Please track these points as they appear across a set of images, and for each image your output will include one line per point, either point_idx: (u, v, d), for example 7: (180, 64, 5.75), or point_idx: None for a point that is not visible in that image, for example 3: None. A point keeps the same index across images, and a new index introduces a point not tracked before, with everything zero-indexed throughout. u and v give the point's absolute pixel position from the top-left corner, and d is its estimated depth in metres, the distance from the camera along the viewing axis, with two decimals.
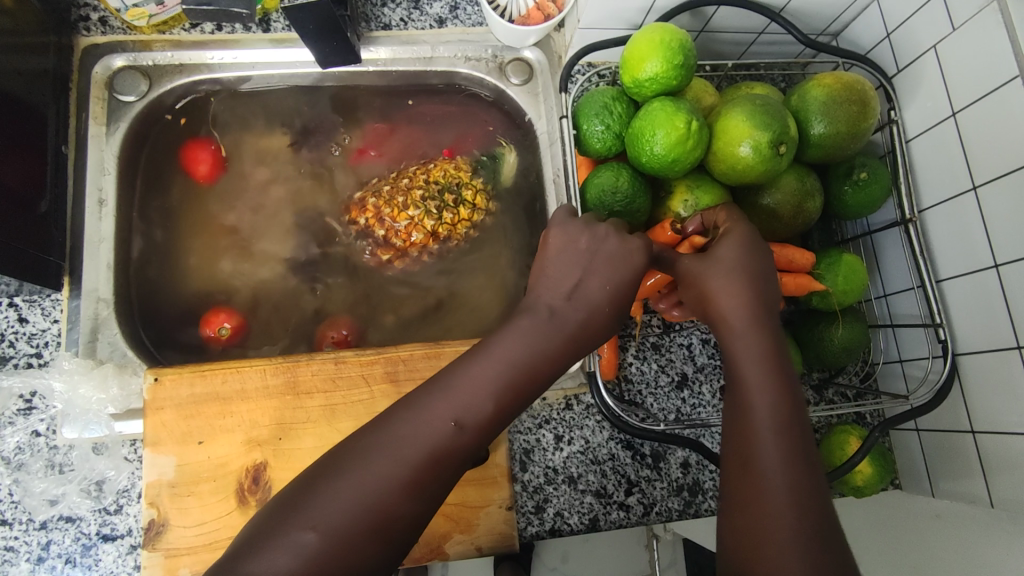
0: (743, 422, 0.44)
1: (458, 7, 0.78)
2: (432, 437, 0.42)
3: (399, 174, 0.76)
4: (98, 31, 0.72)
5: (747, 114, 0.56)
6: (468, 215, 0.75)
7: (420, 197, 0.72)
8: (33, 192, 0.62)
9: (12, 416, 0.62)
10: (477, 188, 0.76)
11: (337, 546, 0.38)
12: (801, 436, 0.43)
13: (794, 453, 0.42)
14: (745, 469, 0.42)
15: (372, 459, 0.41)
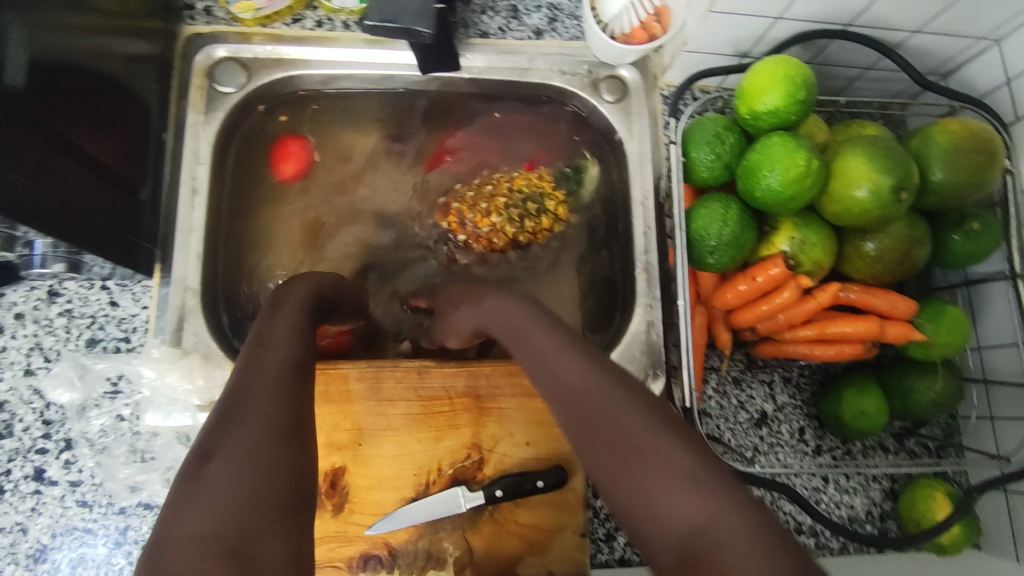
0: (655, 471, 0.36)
1: (558, 19, 0.77)
2: (274, 370, 0.43)
3: (482, 180, 0.76)
4: (202, 21, 0.72)
5: (870, 157, 0.54)
6: (550, 225, 0.75)
7: (504, 205, 0.73)
8: (136, 178, 0.62)
9: (99, 399, 0.62)
10: (560, 200, 0.75)
11: (274, 465, 0.36)
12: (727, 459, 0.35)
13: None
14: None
15: (256, 392, 0.40)
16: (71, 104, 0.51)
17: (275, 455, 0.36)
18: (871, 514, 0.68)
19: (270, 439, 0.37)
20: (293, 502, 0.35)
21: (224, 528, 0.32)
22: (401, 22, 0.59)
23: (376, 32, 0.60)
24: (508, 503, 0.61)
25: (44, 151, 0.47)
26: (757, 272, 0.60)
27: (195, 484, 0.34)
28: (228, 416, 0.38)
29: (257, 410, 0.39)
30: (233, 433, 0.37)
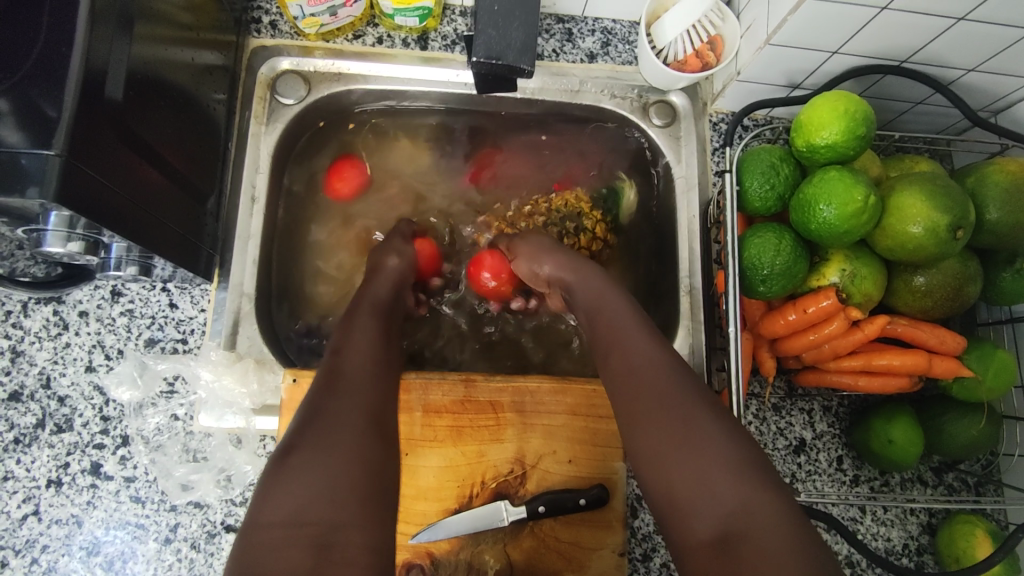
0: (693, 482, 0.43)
1: (610, 44, 0.78)
2: (351, 372, 0.49)
3: (524, 202, 0.79)
4: (268, 34, 0.75)
5: (927, 195, 0.55)
6: (588, 244, 0.74)
7: (540, 220, 0.74)
8: (203, 186, 0.64)
9: (155, 398, 0.64)
10: (598, 219, 0.75)
11: (356, 464, 0.42)
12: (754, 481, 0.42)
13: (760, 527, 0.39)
14: (679, 507, 0.43)
15: (338, 399, 0.46)
16: (155, 114, 0.54)
17: (358, 454, 0.42)
18: (908, 547, 0.68)
19: (351, 442, 0.43)
20: (368, 496, 0.41)
21: (310, 515, 0.38)
22: (507, 59, 0.64)
23: (481, 67, 0.65)
24: (549, 519, 0.62)
25: (132, 159, 0.50)
26: (807, 302, 0.61)
27: (285, 478, 0.40)
28: (312, 418, 0.44)
29: (338, 417, 0.44)
30: (320, 435, 0.43)
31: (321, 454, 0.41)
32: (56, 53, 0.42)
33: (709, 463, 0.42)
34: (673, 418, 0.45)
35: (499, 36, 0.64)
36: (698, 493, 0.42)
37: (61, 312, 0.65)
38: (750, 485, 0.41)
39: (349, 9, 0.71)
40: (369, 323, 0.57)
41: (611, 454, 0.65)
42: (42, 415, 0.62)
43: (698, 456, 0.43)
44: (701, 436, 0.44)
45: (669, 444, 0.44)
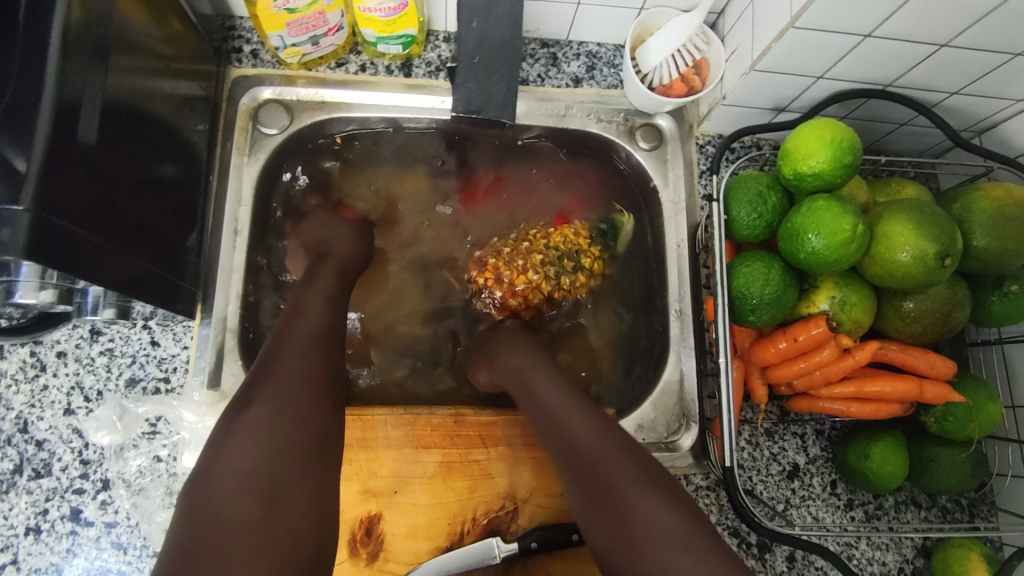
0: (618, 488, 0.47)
1: (595, 68, 0.78)
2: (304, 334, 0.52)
3: (517, 235, 0.73)
4: (249, 63, 0.74)
5: (915, 223, 0.55)
6: (586, 281, 0.72)
7: (540, 263, 0.69)
8: (184, 223, 0.63)
9: (137, 439, 0.62)
10: (594, 255, 0.72)
11: (300, 435, 0.45)
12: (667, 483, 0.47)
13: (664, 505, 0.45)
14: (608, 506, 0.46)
15: (286, 365, 0.48)
16: (133, 153, 0.53)
17: (306, 431, 0.45)
18: (903, 572, 0.67)
19: (299, 415, 0.46)
20: (310, 455, 0.44)
21: (253, 471, 0.42)
22: (486, 112, 0.66)
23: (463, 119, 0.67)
24: (542, 555, 0.61)
25: (106, 200, 0.49)
26: (798, 331, 0.61)
27: (235, 432, 0.43)
28: (259, 381, 0.47)
29: (289, 389, 0.47)
30: (267, 400, 0.45)
31: (272, 423, 0.44)
32: (26, 101, 0.41)
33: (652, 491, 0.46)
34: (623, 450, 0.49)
35: (480, 89, 0.66)
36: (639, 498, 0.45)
37: (38, 353, 0.63)
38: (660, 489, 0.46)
39: (331, 37, 0.70)
40: (325, 288, 0.59)
41: None
42: (20, 460, 0.60)
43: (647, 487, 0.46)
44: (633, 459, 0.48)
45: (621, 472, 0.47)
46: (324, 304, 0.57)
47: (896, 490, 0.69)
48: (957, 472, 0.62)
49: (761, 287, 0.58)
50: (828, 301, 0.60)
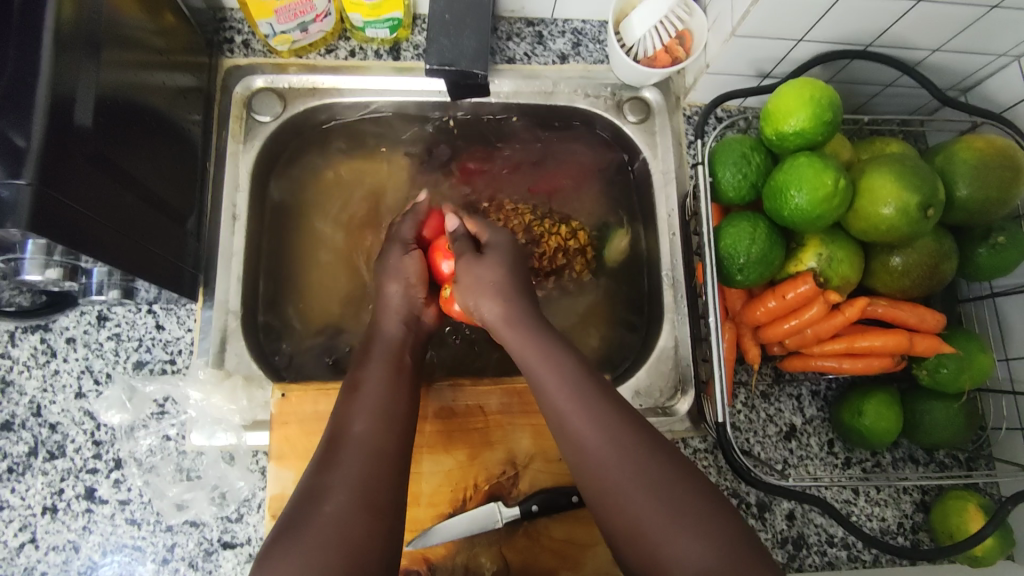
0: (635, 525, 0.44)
1: (581, 44, 0.79)
2: (360, 438, 0.50)
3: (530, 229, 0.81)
4: (241, 54, 0.75)
5: (896, 176, 0.56)
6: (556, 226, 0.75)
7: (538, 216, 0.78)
8: (184, 207, 0.65)
9: (146, 419, 0.64)
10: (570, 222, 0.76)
11: (344, 542, 0.43)
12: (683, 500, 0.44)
13: (686, 542, 0.42)
14: (639, 551, 0.44)
15: (337, 473, 0.47)
16: (131, 137, 0.55)
17: (354, 537, 0.44)
18: (903, 526, 0.68)
19: (342, 523, 0.44)
20: (347, 573, 0.42)
21: None
22: (460, 65, 0.65)
23: (434, 74, 0.65)
24: (543, 518, 0.62)
25: (105, 182, 0.50)
26: (787, 289, 0.62)
27: (271, 561, 0.42)
28: (312, 495, 0.46)
29: (336, 493, 0.46)
30: (312, 515, 0.45)
31: (316, 536, 0.43)
32: (23, 84, 0.43)
33: (673, 525, 0.43)
34: (623, 480, 0.45)
35: (452, 45, 0.65)
36: (665, 537, 0.43)
37: (48, 339, 0.65)
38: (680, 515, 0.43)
39: (320, 24, 0.71)
40: (385, 371, 0.57)
41: None
42: (34, 443, 0.62)
43: (668, 529, 0.43)
44: (638, 483, 0.45)
45: (627, 504, 0.45)
46: (382, 388, 0.55)
47: (893, 447, 0.70)
48: (950, 424, 0.63)
49: (749, 245, 0.59)
50: (816, 258, 0.60)
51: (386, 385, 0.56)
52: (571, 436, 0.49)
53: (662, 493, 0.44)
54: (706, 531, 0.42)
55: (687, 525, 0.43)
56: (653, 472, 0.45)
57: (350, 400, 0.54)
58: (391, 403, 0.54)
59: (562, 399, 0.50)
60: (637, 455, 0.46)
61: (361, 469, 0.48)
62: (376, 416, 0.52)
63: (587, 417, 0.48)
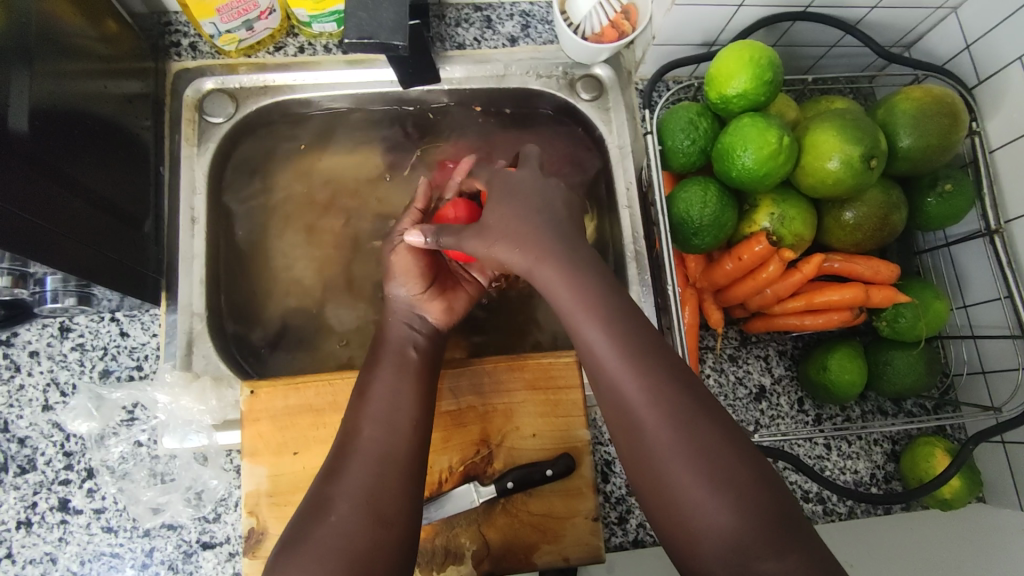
0: (661, 486, 0.44)
1: (530, 26, 0.79)
2: (369, 449, 0.50)
3: None
4: (189, 56, 0.75)
5: (839, 130, 0.56)
6: None
7: None
8: (138, 212, 0.65)
9: (116, 427, 0.64)
10: None
11: (346, 551, 0.44)
12: (719, 453, 0.43)
13: (716, 501, 0.42)
14: (669, 516, 0.44)
15: (340, 483, 0.48)
16: (73, 144, 0.54)
17: (356, 549, 0.44)
18: (875, 477, 0.69)
19: (347, 535, 0.45)
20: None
21: None
22: (379, 38, 0.57)
23: (353, 49, 0.58)
24: (520, 494, 0.63)
25: (49, 188, 0.50)
26: (743, 251, 0.62)
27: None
28: (318, 509, 0.47)
29: (339, 507, 0.47)
30: (316, 526, 0.46)
31: (317, 549, 0.44)
32: None
33: (715, 495, 0.42)
34: (670, 444, 0.43)
35: (370, 17, 0.58)
36: (698, 501, 0.42)
37: (11, 354, 0.65)
38: (715, 472, 0.42)
39: (265, 21, 0.71)
40: (393, 372, 0.56)
41: (576, 424, 0.66)
42: (4, 458, 0.62)
43: (699, 490, 0.42)
44: (677, 448, 0.43)
45: (666, 471, 0.43)
46: (392, 395, 0.54)
47: (861, 400, 0.71)
48: (913, 372, 0.63)
49: (706, 209, 0.60)
50: (769, 218, 0.61)
51: (391, 390, 0.55)
52: (614, 391, 0.46)
53: (708, 460, 0.43)
54: (737, 494, 0.42)
55: (723, 489, 0.42)
56: (696, 434, 0.43)
57: (360, 407, 0.54)
58: (396, 408, 0.53)
59: (611, 361, 0.46)
60: (681, 424, 0.44)
61: (364, 481, 0.48)
62: (387, 423, 0.52)
63: (638, 374, 0.45)
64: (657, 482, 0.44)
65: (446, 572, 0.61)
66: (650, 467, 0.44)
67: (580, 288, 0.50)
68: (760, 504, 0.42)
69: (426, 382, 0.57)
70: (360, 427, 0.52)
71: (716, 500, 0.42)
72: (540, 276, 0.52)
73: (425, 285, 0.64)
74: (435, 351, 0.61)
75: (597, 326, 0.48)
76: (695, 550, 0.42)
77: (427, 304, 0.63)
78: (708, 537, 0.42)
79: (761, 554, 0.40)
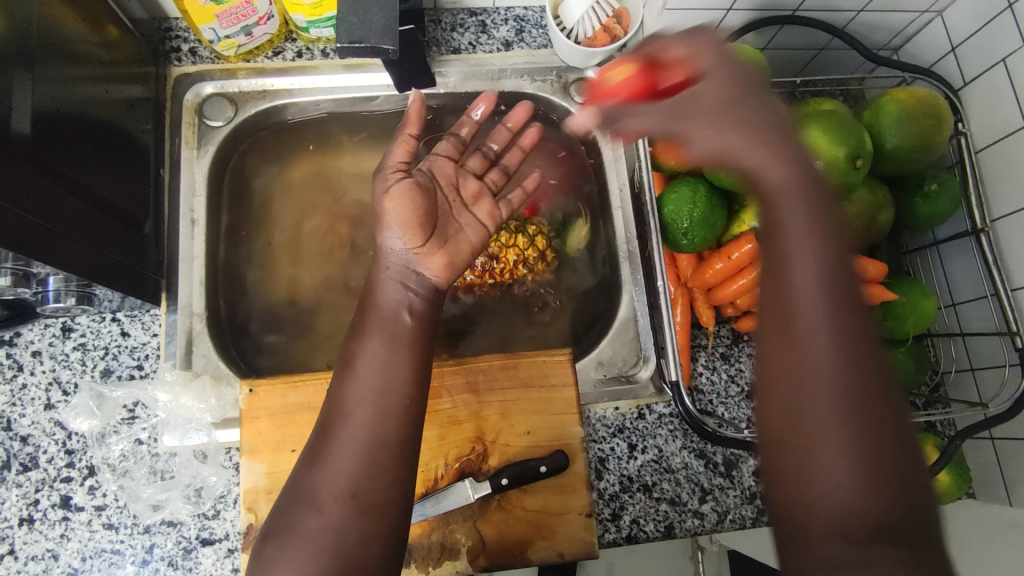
0: (787, 433, 0.37)
1: (524, 30, 0.80)
2: (355, 435, 0.50)
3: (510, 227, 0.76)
4: (189, 61, 0.76)
5: (825, 131, 0.58)
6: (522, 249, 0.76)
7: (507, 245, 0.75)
8: (139, 214, 0.66)
9: (117, 425, 0.65)
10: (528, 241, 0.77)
11: (335, 543, 0.46)
12: (866, 415, 0.35)
13: (849, 461, 0.35)
14: (787, 470, 0.36)
15: (325, 472, 0.49)
16: (74, 148, 0.56)
17: (346, 543, 0.46)
18: None
19: (335, 529, 0.46)
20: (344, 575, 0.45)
21: None
22: (369, 42, 0.56)
23: (345, 52, 0.58)
24: (514, 490, 0.64)
25: (51, 191, 0.52)
26: (731, 250, 0.64)
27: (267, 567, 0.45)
28: (305, 499, 0.48)
29: (325, 501, 0.47)
30: (303, 519, 0.47)
31: (306, 543, 0.46)
32: None
33: (851, 455, 0.35)
34: (814, 392, 0.36)
35: (361, 21, 0.57)
36: (825, 456, 0.35)
37: (14, 354, 0.66)
38: (852, 428, 0.35)
39: (264, 27, 0.73)
40: (380, 344, 0.55)
41: (569, 422, 0.67)
42: (7, 456, 0.63)
43: (833, 444, 0.35)
44: (810, 403, 0.36)
45: (803, 421, 0.36)
46: (379, 371, 0.53)
47: None
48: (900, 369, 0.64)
49: (693, 206, 0.61)
50: None
51: (383, 364, 0.54)
52: (782, 323, 0.38)
53: (851, 418, 0.35)
54: (867, 465, 0.35)
55: (860, 459, 0.35)
56: (847, 386, 0.36)
57: (344, 387, 0.53)
58: (383, 387, 0.52)
59: (808, 287, 0.38)
60: (835, 373, 0.36)
61: (354, 470, 0.48)
62: (374, 407, 0.51)
63: (842, 308, 0.37)
64: (788, 430, 0.37)
65: (442, 568, 0.62)
66: (783, 411, 0.37)
67: (822, 201, 0.39)
68: (887, 479, 0.34)
69: (415, 354, 0.55)
70: (344, 409, 0.51)
71: (838, 465, 0.35)
72: (774, 182, 0.40)
73: (423, 240, 0.61)
74: (433, 312, 0.60)
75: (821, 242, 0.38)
76: (804, 521, 0.35)
77: (427, 259, 0.61)
78: (828, 500, 0.35)
79: (883, 535, 0.34)
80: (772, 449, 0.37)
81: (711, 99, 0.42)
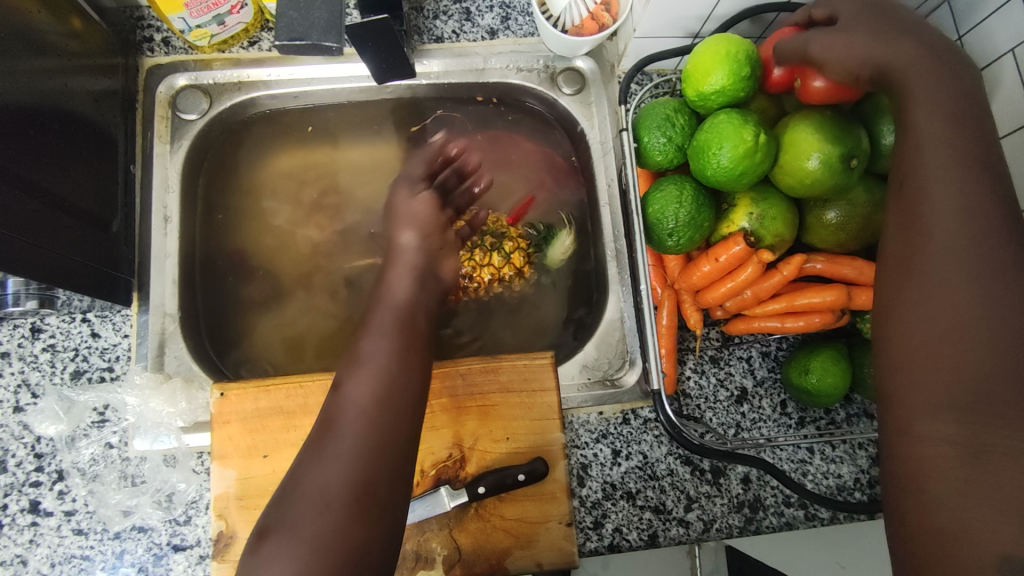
0: (904, 360, 0.42)
1: (510, 17, 0.77)
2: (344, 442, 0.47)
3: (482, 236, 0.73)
4: (162, 52, 0.73)
5: (817, 127, 0.55)
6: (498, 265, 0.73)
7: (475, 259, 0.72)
8: (106, 212, 0.64)
9: (87, 429, 0.64)
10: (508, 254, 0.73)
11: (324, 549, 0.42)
12: (984, 327, 0.39)
13: (963, 372, 0.39)
14: (901, 394, 0.42)
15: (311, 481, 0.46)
16: (31, 146, 0.53)
17: (334, 548, 0.42)
18: (860, 481, 0.66)
19: (323, 535, 0.43)
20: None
21: None
22: (309, 38, 0.58)
23: (288, 50, 0.59)
24: (491, 498, 0.62)
25: (7, 191, 0.50)
26: (721, 254, 0.61)
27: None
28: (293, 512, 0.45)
29: (314, 507, 0.44)
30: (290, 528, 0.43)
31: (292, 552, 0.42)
32: None
33: (962, 365, 0.39)
34: (944, 312, 0.41)
35: (301, 16, 0.58)
36: (929, 373, 0.40)
37: None
38: (965, 340, 0.40)
39: (237, 16, 0.70)
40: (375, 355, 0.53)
41: (550, 428, 0.64)
42: None
43: (937, 361, 0.40)
44: (946, 320, 0.41)
45: (901, 348, 0.43)
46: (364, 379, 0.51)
47: (846, 404, 0.68)
48: None
49: (684, 207, 0.58)
50: (750, 218, 0.60)
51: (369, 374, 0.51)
52: (926, 256, 0.44)
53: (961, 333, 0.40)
54: (965, 370, 0.39)
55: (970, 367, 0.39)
56: (943, 308, 0.41)
57: (335, 401, 0.51)
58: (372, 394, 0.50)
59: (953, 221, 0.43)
60: (937, 298, 0.42)
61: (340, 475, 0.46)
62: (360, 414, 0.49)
63: (946, 241, 0.43)
64: (905, 356, 0.42)
65: None
66: (908, 339, 0.43)
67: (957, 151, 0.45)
68: (981, 387, 0.38)
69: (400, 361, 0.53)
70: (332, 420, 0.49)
71: (948, 376, 0.39)
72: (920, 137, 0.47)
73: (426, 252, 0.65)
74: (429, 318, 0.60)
75: (946, 186, 0.44)
76: (908, 430, 0.40)
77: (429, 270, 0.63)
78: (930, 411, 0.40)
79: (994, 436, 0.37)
80: (894, 370, 0.42)
81: (913, 74, 0.49)
